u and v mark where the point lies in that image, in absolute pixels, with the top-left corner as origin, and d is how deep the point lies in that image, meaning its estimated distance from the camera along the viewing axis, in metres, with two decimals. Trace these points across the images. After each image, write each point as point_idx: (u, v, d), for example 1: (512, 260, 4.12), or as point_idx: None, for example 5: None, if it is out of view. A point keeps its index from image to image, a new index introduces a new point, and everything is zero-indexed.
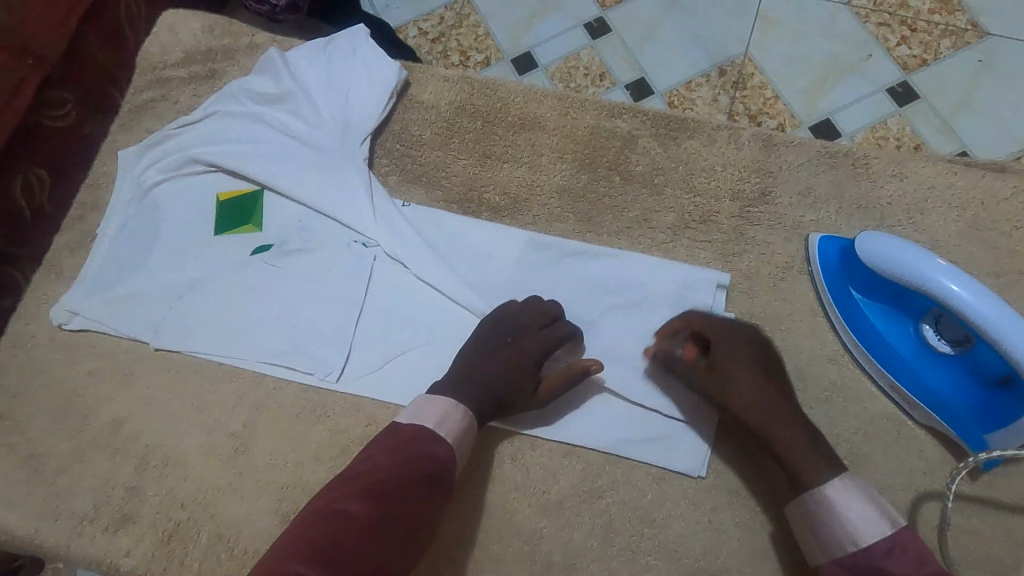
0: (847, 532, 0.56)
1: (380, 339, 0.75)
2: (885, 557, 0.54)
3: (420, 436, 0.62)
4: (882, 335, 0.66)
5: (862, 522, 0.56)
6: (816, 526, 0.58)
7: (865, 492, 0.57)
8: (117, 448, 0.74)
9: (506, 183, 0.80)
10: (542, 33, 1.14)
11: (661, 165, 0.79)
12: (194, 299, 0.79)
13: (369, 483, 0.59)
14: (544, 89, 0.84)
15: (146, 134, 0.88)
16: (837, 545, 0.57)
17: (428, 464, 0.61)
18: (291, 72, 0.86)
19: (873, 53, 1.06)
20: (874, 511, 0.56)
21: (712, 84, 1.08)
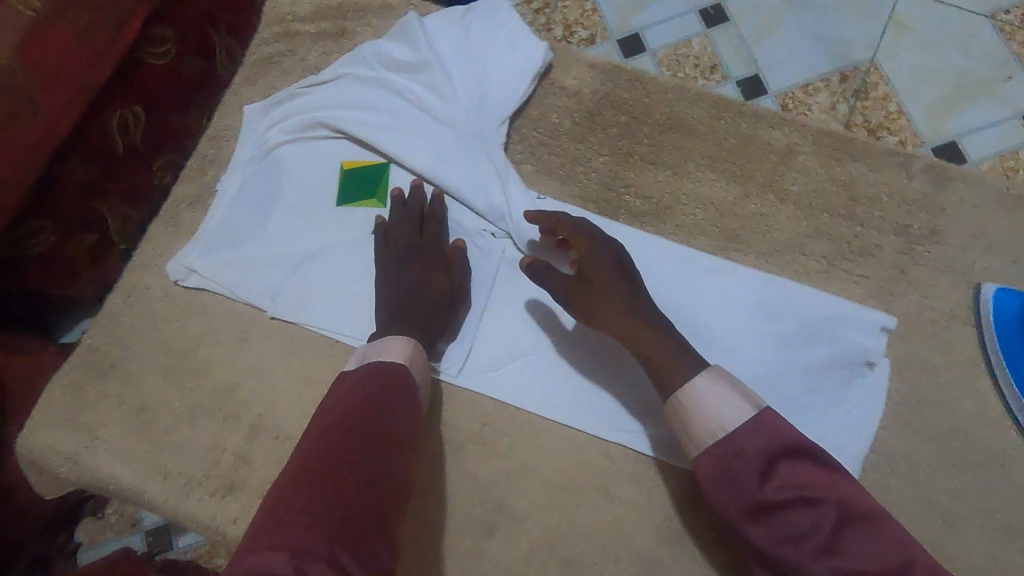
0: (713, 419, 0.58)
1: (505, 338, 0.73)
2: (742, 435, 0.56)
3: (369, 373, 0.61)
4: None
5: (720, 404, 0.58)
6: (688, 412, 0.60)
7: (719, 386, 0.59)
8: (228, 413, 0.73)
9: (648, 187, 0.75)
10: (654, 13, 1.01)
11: (822, 186, 0.73)
12: (314, 271, 0.76)
13: (368, 407, 0.57)
14: (696, 88, 0.78)
15: (271, 90, 0.85)
16: (705, 435, 0.58)
17: (402, 393, 0.61)
18: (430, 40, 0.81)
19: (1014, 75, 0.94)
20: (736, 397, 0.58)
21: (831, 91, 0.96)
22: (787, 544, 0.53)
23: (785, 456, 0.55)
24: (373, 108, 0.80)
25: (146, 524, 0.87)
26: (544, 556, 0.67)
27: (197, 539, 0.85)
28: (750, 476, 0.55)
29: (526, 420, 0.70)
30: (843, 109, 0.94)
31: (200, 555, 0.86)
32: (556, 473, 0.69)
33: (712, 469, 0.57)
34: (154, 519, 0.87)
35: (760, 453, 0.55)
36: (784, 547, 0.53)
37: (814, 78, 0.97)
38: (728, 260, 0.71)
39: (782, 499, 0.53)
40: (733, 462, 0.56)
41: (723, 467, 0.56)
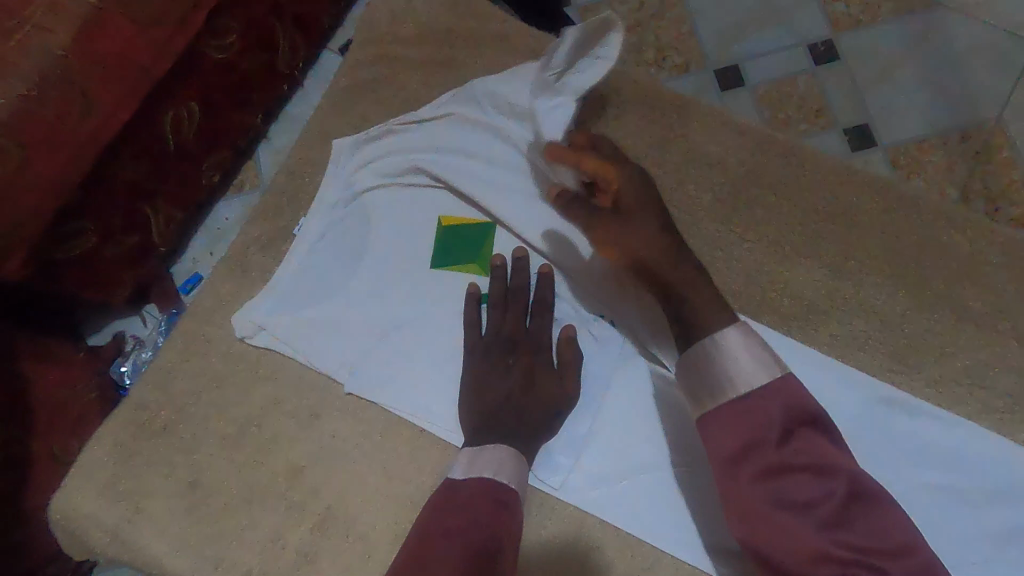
0: (736, 377, 0.49)
1: (618, 448, 0.63)
2: (766, 402, 0.47)
3: (479, 491, 0.51)
4: None
5: (748, 363, 0.49)
6: (713, 366, 0.50)
7: (748, 346, 0.49)
8: (294, 500, 0.64)
9: (799, 286, 0.64)
10: (758, 45, 0.90)
11: (1008, 307, 0.62)
12: (402, 344, 0.66)
13: (469, 524, 0.48)
14: (862, 170, 0.67)
15: (362, 122, 0.74)
16: (725, 387, 0.49)
17: (504, 507, 0.50)
18: (569, 81, 0.66)
19: None
20: (759, 358, 0.49)
21: (951, 151, 0.84)
22: (787, 511, 0.45)
23: (805, 425, 0.47)
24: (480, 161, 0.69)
25: None
26: None
27: None
28: (762, 435, 0.46)
29: (639, 549, 0.61)
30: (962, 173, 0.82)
31: None
32: None
33: (719, 427, 0.48)
34: None
35: (782, 417, 0.47)
36: (783, 514, 0.45)
37: (931, 133, 0.84)
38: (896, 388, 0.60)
39: (796, 464, 0.45)
40: (748, 422, 0.47)
41: (738, 426, 0.47)
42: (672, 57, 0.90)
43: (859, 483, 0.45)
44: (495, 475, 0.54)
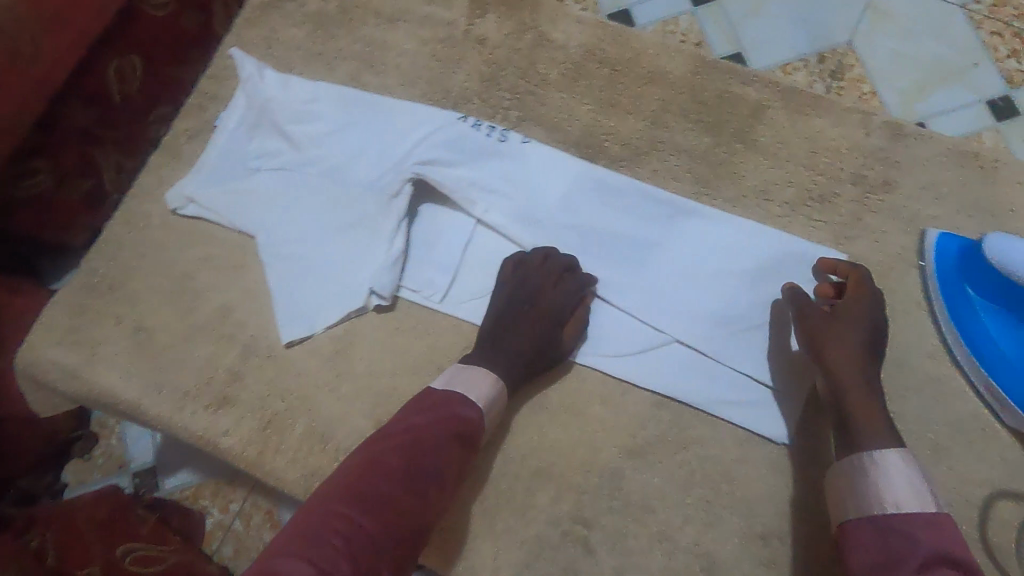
0: (890, 499, 0.56)
1: (488, 269, 0.77)
2: (917, 525, 0.54)
3: (445, 402, 0.64)
4: (991, 336, 0.67)
5: (907, 493, 0.56)
6: (856, 485, 0.59)
7: (908, 469, 0.57)
8: (223, 333, 0.77)
9: (627, 135, 0.80)
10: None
11: (787, 138, 0.78)
12: (307, 204, 0.79)
13: (409, 449, 0.59)
14: (677, 45, 0.83)
15: (270, 32, 0.88)
16: (858, 502, 0.58)
17: (440, 431, 0.61)
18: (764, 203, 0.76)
19: (981, 62, 1.06)
20: (917, 488, 0.56)
21: (810, 69, 1.09)
22: None
23: (943, 561, 0.51)
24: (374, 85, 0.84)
25: (133, 465, 0.96)
26: (517, 468, 0.71)
27: (184, 481, 0.94)
28: (885, 555, 0.54)
29: None
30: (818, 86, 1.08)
31: (184, 497, 0.94)
32: (530, 392, 0.73)
33: (862, 548, 0.55)
34: (142, 461, 0.96)
35: (926, 552, 0.52)
36: None
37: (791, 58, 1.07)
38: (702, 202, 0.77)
39: None
40: (889, 539, 0.54)
41: (875, 549, 0.55)
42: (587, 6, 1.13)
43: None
44: (466, 391, 0.65)
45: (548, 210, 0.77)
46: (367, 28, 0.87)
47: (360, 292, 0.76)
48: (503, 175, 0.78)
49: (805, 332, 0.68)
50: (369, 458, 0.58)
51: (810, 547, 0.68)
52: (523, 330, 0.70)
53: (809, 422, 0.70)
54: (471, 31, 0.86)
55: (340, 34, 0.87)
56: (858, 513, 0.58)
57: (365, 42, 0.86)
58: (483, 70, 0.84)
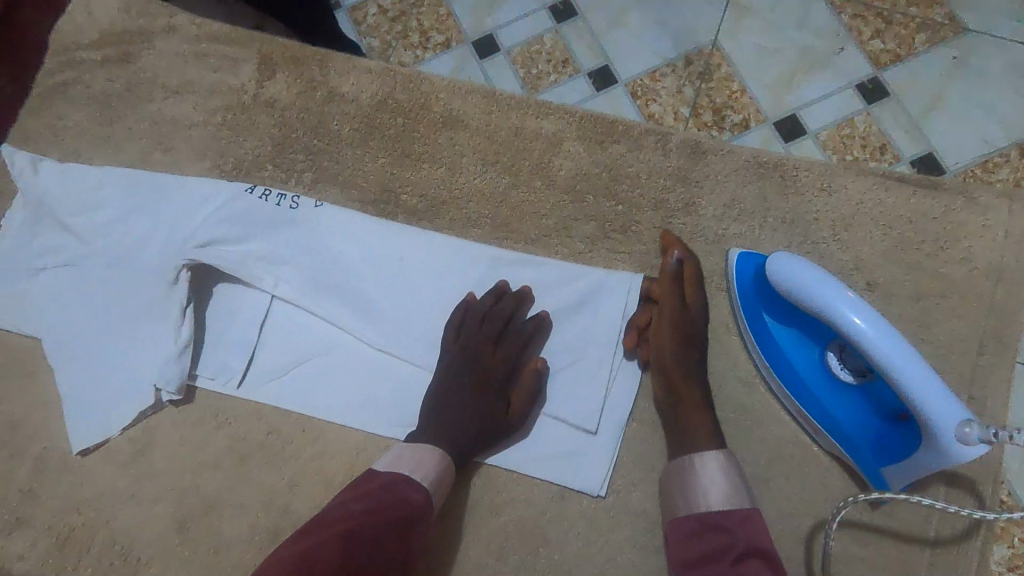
0: (705, 495, 0.59)
1: (285, 346, 0.73)
2: (738, 524, 0.57)
3: (393, 483, 0.61)
4: (790, 361, 0.63)
5: (717, 488, 0.59)
6: (682, 481, 0.61)
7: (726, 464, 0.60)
8: (12, 449, 0.72)
9: (423, 185, 0.77)
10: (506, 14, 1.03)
11: (585, 169, 0.75)
12: (93, 302, 0.75)
13: (383, 530, 0.57)
14: (470, 85, 0.80)
15: (57, 119, 0.84)
16: (681, 495, 0.61)
17: (405, 508, 0.59)
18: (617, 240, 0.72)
19: (845, 47, 0.99)
20: (734, 487, 0.59)
21: (679, 75, 1.00)
22: None
23: (759, 558, 0.55)
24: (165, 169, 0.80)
25: None
26: None
27: None
28: (702, 550, 0.57)
29: (310, 424, 0.71)
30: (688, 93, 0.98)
31: None
32: (338, 471, 0.70)
33: (683, 541, 0.58)
34: None
35: (743, 547, 0.55)
36: None
37: (659, 64, 1.00)
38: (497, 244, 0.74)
39: None
40: (710, 538, 0.57)
41: (697, 543, 0.57)
42: (436, 37, 1.04)
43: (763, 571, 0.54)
44: (411, 470, 0.62)
45: (341, 275, 0.73)
46: (154, 104, 0.83)
47: (148, 389, 0.71)
48: (293, 244, 0.74)
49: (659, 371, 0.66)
50: (307, 553, 0.54)
51: None
52: (469, 402, 0.66)
53: (623, 469, 0.67)
54: (260, 94, 0.82)
55: (127, 113, 0.83)
56: (685, 507, 0.60)
57: (152, 119, 0.83)
58: (274, 133, 0.81)
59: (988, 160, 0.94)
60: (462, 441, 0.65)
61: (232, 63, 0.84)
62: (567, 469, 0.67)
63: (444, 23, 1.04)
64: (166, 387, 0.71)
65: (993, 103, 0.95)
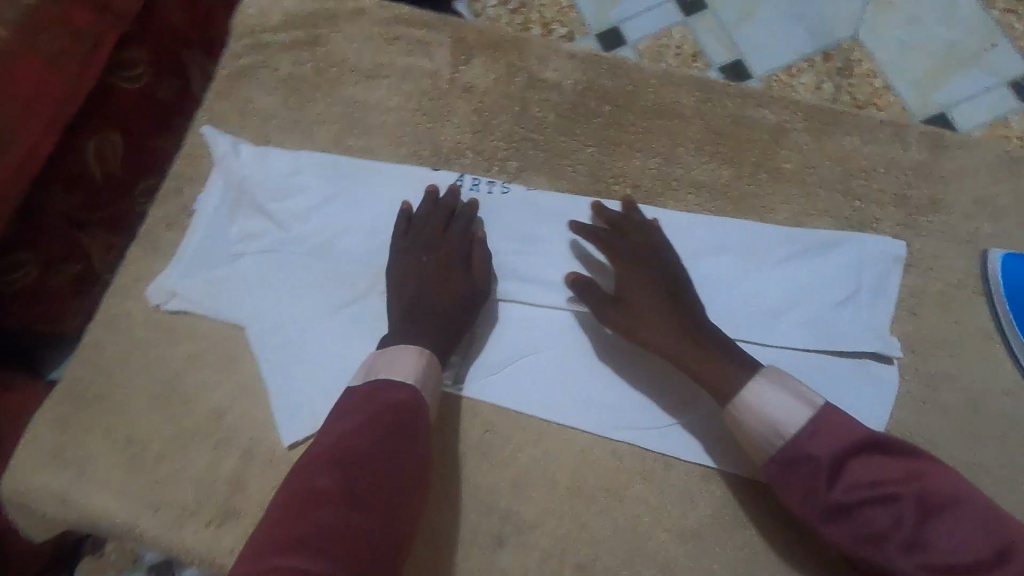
0: (772, 428, 0.57)
1: (504, 340, 0.69)
2: (810, 440, 0.55)
3: (375, 391, 0.60)
4: None
5: (780, 413, 0.57)
6: (754, 423, 0.58)
7: (779, 383, 0.58)
8: (219, 439, 0.71)
9: (638, 176, 0.73)
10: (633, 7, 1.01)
11: (816, 161, 0.71)
12: (298, 290, 0.73)
13: (383, 446, 0.56)
14: (679, 72, 0.76)
15: (245, 102, 0.82)
16: (764, 444, 0.57)
17: (397, 417, 0.58)
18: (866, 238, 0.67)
19: (996, 44, 0.97)
20: (790, 399, 0.57)
21: (816, 71, 0.97)
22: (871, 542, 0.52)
23: (862, 457, 0.54)
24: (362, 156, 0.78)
25: (146, 560, 0.87)
26: (557, 565, 0.63)
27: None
28: (803, 480, 0.55)
29: (530, 424, 0.68)
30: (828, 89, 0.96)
31: None
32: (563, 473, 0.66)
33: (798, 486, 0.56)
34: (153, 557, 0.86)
35: (842, 454, 0.54)
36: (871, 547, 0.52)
37: (795, 59, 0.98)
38: (733, 237, 0.69)
39: (855, 501, 0.53)
40: (806, 471, 0.55)
41: (802, 483, 0.55)
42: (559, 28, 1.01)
43: (914, 483, 0.53)
44: (391, 371, 0.61)
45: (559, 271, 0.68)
46: (345, 88, 0.81)
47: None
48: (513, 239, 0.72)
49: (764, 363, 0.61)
50: (333, 461, 0.54)
51: None
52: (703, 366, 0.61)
53: None
54: (456, 79, 0.79)
55: (318, 97, 0.81)
56: (767, 447, 0.57)
57: (344, 103, 0.80)
58: (473, 120, 0.78)
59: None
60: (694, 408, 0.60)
61: (425, 46, 0.81)
62: None
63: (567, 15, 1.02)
64: None
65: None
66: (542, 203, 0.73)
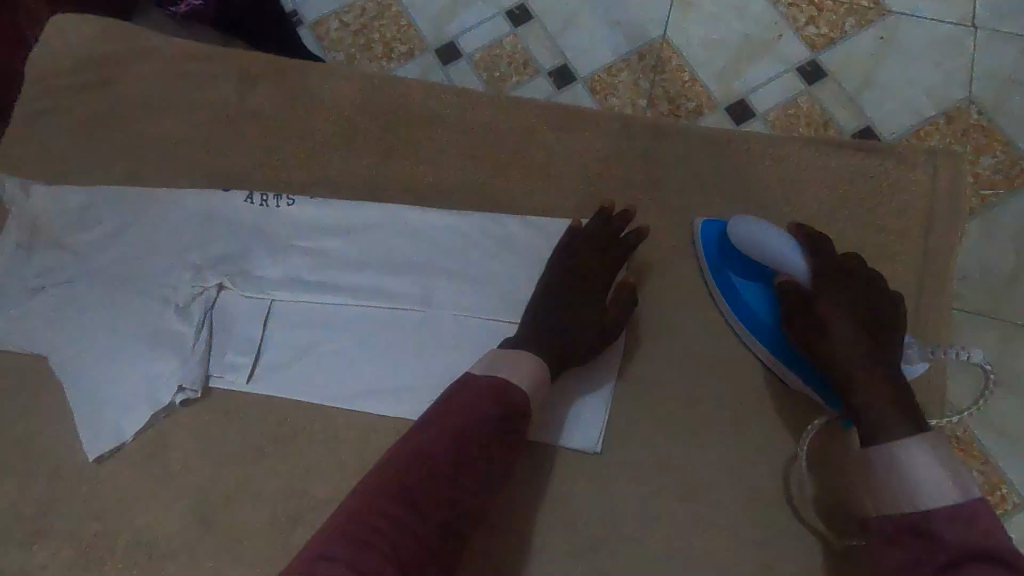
0: (910, 488, 0.52)
1: (290, 340, 0.76)
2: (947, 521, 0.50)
3: (492, 391, 0.59)
4: (755, 314, 0.72)
5: (929, 481, 0.51)
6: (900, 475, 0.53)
7: (938, 453, 0.52)
8: (26, 464, 0.74)
9: (409, 181, 0.82)
10: (464, 22, 1.09)
11: (558, 155, 0.81)
12: (94, 315, 0.77)
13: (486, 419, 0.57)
14: (442, 86, 0.85)
15: (42, 144, 0.86)
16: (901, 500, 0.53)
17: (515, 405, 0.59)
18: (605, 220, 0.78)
19: (783, 34, 1.06)
20: (941, 474, 0.51)
21: (633, 69, 1.05)
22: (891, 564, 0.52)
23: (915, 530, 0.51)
24: (157, 185, 0.83)
25: None
26: None
27: None
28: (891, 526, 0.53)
29: (320, 412, 0.75)
30: (643, 85, 1.04)
31: None
32: (347, 454, 0.73)
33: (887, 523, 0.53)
34: None
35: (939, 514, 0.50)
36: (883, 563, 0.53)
37: (615, 60, 1.07)
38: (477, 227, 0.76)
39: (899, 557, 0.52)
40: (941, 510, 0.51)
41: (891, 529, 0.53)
42: (400, 48, 1.10)
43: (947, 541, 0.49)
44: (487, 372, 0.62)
45: (343, 267, 0.78)
46: (139, 122, 0.86)
47: (169, 389, 0.74)
48: (327, 235, 0.80)
49: None
50: (429, 455, 0.53)
51: (636, 546, 0.69)
52: None
53: (616, 425, 0.73)
54: (243, 106, 0.86)
55: (113, 134, 0.86)
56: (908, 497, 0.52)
57: (138, 136, 0.86)
58: (261, 142, 0.84)
59: (921, 127, 0.99)
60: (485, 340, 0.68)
61: (213, 79, 0.87)
62: (545, 434, 0.72)
63: (405, 33, 1.10)
64: (189, 386, 0.74)
65: (924, 78, 1.02)
66: (321, 213, 0.80)
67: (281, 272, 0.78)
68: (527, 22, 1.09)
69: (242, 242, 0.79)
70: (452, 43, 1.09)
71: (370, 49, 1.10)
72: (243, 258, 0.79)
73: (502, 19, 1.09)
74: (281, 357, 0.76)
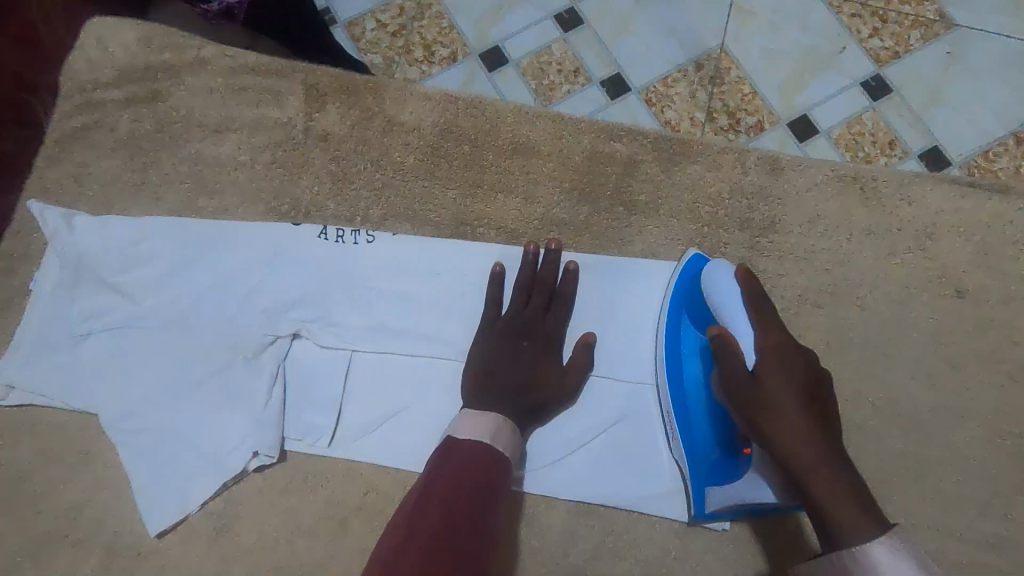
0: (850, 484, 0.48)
1: (376, 398, 0.68)
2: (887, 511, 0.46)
3: (473, 451, 0.56)
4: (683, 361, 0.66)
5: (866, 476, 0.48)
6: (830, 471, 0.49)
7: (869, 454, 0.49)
8: (77, 539, 0.65)
9: (500, 216, 0.74)
10: (510, 25, 0.96)
11: (667, 191, 0.74)
12: (148, 368, 0.68)
13: (481, 488, 0.52)
14: (534, 109, 0.77)
15: (80, 167, 0.76)
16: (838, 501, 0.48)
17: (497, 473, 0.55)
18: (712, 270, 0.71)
19: (847, 45, 0.94)
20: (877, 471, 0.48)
21: (689, 81, 0.94)
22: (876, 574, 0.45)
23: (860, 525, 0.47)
24: (216, 216, 0.74)
25: None
26: None
27: None
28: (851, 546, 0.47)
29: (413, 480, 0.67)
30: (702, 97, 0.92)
31: None
32: None
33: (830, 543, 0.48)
34: None
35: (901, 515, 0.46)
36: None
37: (670, 70, 0.94)
38: (534, 255, 0.70)
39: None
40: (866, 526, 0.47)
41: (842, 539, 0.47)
42: (442, 50, 0.95)
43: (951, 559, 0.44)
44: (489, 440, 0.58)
45: (434, 315, 0.70)
46: (192, 144, 0.77)
47: (242, 455, 0.66)
48: (415, 277, 0.71)
49: (537, 342, 0.67)
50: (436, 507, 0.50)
51: None
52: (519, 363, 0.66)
53: None
54: (311, 128, 0.77)
55: (163, 157, 0.76)
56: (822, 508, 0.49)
57: (192, 161, 0.76)
58: (332, 170, 0.75)
59: (989, 149, 0.90)
60: (527, 409, 0.64)
61: (276, 96, 0.78)
62: (667, 507, 0.66)
63: (448, 36, 0.96)
64: (265, 452, 0.66)
65: (992, 97, 0.91)
66: (405, 253, 0.72)
67: (363, 319, 0.70)
68: (577, 26, 0.97)
69: (318, 284, 0.71)
70: (496, 47, 0.96)
71: (410, 51, 0.96)
72: (318, 303, 0.70)
73: (551, 22, 0.96)
74: (368, 417, 0.68)
